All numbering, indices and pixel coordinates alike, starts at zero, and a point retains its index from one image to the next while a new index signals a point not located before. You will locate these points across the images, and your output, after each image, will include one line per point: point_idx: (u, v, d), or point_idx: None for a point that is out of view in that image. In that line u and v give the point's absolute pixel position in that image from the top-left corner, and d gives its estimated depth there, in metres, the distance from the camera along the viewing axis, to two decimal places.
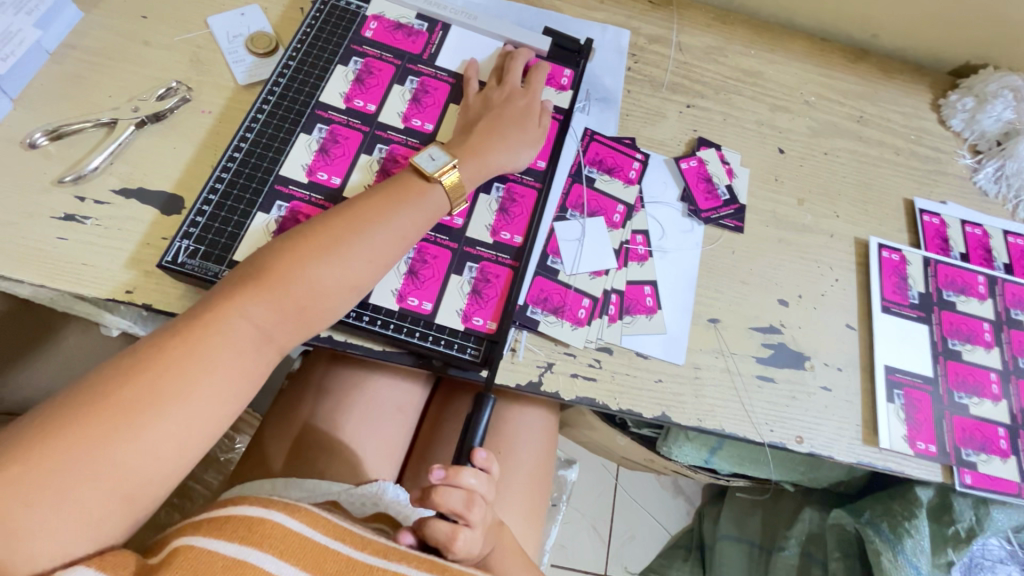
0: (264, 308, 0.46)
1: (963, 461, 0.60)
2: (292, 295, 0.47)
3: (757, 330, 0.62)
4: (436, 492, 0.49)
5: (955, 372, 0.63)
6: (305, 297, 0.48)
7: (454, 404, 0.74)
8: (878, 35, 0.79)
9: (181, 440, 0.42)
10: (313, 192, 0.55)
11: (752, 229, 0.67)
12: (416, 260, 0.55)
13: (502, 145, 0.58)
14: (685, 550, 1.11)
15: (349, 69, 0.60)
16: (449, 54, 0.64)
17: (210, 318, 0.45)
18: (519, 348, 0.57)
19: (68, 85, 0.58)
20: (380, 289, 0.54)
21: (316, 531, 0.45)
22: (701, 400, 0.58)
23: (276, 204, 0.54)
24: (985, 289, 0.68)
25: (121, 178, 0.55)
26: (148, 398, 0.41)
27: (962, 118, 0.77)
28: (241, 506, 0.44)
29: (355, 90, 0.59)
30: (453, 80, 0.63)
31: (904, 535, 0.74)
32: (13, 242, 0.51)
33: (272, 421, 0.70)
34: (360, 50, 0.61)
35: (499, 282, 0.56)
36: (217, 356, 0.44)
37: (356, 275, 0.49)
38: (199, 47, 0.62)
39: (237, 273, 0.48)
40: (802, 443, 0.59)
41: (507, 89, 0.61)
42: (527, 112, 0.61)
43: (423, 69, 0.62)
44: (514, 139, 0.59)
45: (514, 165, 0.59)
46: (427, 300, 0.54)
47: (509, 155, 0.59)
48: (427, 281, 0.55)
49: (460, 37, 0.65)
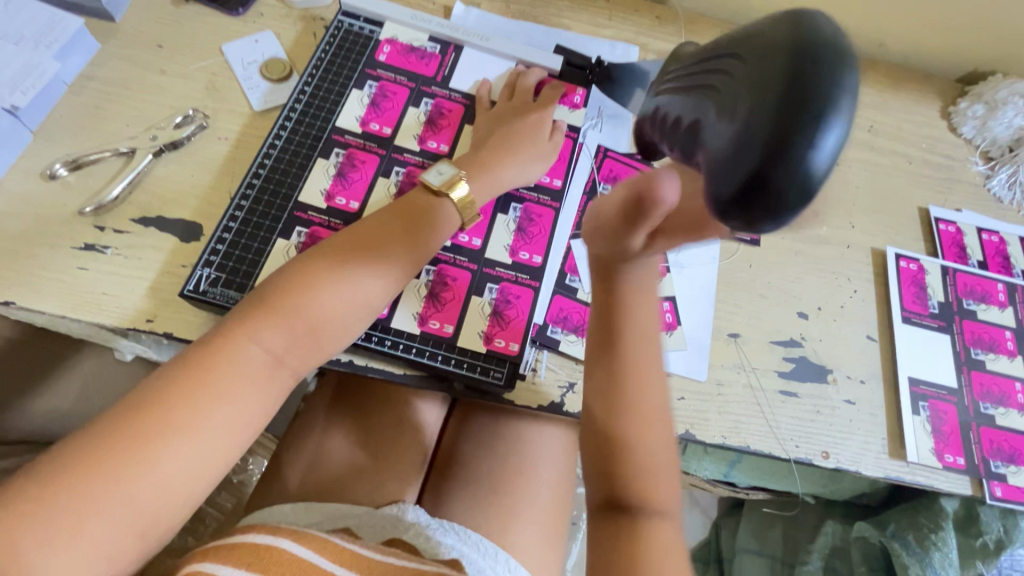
0: (275, 333, 0.46)
1: (992, 473, 0.59)
2: (301, 318, 0.47)
3: (777, 343, 0.62)
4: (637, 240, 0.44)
5: (979, 382, 0.63)
6: (315, 319, 0.47)
7: (471, 424, 0.73)
8: (886, 43, 0.79)
9: (197, 468, 0.42)
10: (331, 216, 0.55)
11: (769, 242, 0.67)
12: (436, 283, 0.55)
13: (514, 160, 0.59)
14: (704, 564, 1.10)
15: (364, 93, 0.61)
16: (463, 76, 0.64)
17: (221, 344, 0.45)
18: (540, 368, 0.57)
19: (86, 116, 0.59)
20: (400, 312, 0.54)
21: (321, 556, 0.47)
22: (724, 416, 0.58)
23: (296, 229, 0.54)
24: (1005, 297, 0.68)
25: (140, 207, 0.56)
26: (164, 426, 0.41)
27: (973, 125, 0.77)
28: (251, 535, 0.46)
29: (371, 114, 0.60)
30: (467, 101, 0.63)
31: (932, 548, 0.73)
32: (35, 274, 0.51)
33: (288, 446, 0.69)
34: (374, 73, 0.62)
35: (520, 302, 0.56)
36: (227, 381, 0.44)
37: (366, 293, 0.49)
38: (214, 74, 0.63)
39: (248, 298, 0.48)
40: (828, 459, 0.58)
41: (518, 107, 0.62)
42: (538, 128, 0.61)
43: (437, 91, 0.63)
44: (525, 154, 0.59)
45: (524, 179, 0.59)
46: (448, 323, 0.54)
47: (519, 169, 0.59)
48: (447, 304, 0.55)
49: (473, 58, 0.65)
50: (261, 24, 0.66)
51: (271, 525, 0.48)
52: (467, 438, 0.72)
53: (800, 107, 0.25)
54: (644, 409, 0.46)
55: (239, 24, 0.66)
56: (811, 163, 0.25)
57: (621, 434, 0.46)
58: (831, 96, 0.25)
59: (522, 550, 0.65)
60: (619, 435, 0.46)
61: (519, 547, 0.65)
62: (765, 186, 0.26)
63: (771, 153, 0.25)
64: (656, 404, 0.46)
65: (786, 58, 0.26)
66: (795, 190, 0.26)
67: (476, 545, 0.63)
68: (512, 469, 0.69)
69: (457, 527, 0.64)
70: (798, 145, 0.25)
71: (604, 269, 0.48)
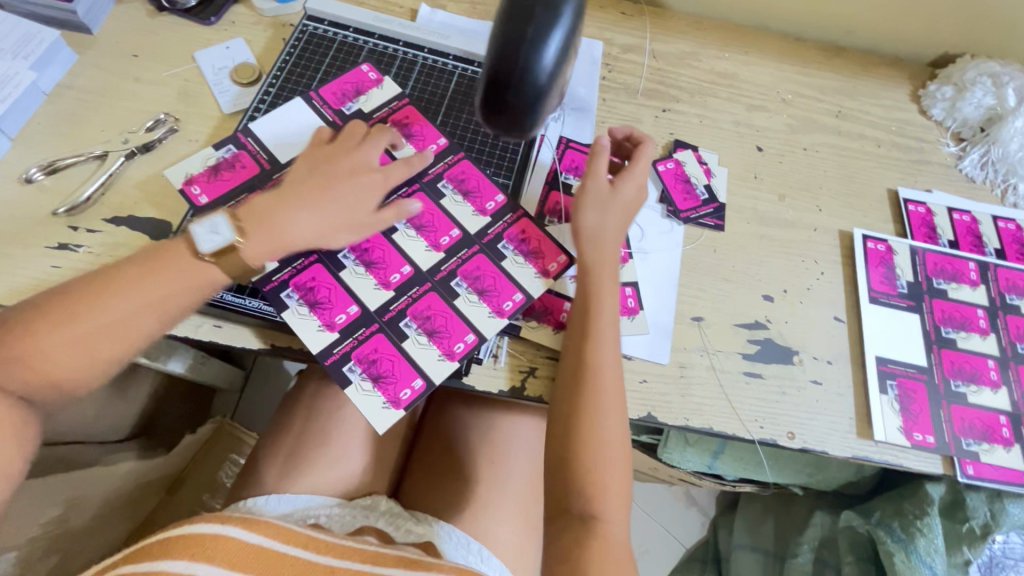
0: (18, 372, 0.44)
1: (964, 451, 0.59)
2: (48, 359, 0.45)
3: (742, 326, 0.62)
4: (617, 186, 0.58)
5: (950, 360, 0.62)
6: (66, 356, 0.45)
7: (447, 415, 0.72)
8: (853, 31, 0.79)
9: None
10: (293, 261, 0.55)
11: (733, 227, 0.67)
12: (420, 305, 0.56)
13: (312, 207, 0.54)
14: (701, 562, 1.07)
15: (216, 154, 0.59)
16: (289, 116, 0.61)
17: None
18: (502, 353, 0.58)
19: (63, 122, 0.61)
20: (414, 337, 0.54)
21: (272, 540, 0.48)
22: (687, 398, 0.58)
23: (285, 290, 0.54)
24: (977, 276, 0.67)
25: (112, 207, 0.58)
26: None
27: (943, 107, 0.76)
28: (194, 526, 0.46)
29: (203, 177, 0.58)
30: (267, 165, 0.59)
31: (917, 535, 0.72)
32: (10, 272, 0.54)
33: (264, 442, 0.70)
34: (240, 139, 0.60)
35: (498, 278, 0.57)
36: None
37: (98, 343, 0.46)
38: (186, 80, 0.65)
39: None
40: (794, 440, 0.58)
41: (357, 160, 0.57)
42: (369, 183, 0.56)
43: (249, 143, 0.60)
44: (325, 205, 0.54)
45: (327, 236, 0.54)
46: (465, 334, 0.55)
47: (312, 215, 0.53)
48: (449, 322, 0.55)
49: (297, 110, 0.62)
50: (232, 32, 0.69)
51: (215, 515, 0.48)
52: (441, 432, 0.72)
53: (530, 15, 0.46)
54: (603, 425, 0.52)
55: (212, 32, 0.69)
56: (541, 61, 0.45)
57: (581, 446, 0.52)
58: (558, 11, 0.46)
59: (496, 540, 0.65)
60: (580, 448, 0.51)
61: (494, 537, 0.65)
62: (510, 81, 0.46)
63: (522, 42, 0.45)
64: (614, 421, 0.52)
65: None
66: (534, 84, 0.46)
67: (449, 535, 0.63)
68: (485, 461, 0.69)
69: (429, 517, 0.64)
70: (533, 41, 0.45)
71: (581, 295, 0.55)
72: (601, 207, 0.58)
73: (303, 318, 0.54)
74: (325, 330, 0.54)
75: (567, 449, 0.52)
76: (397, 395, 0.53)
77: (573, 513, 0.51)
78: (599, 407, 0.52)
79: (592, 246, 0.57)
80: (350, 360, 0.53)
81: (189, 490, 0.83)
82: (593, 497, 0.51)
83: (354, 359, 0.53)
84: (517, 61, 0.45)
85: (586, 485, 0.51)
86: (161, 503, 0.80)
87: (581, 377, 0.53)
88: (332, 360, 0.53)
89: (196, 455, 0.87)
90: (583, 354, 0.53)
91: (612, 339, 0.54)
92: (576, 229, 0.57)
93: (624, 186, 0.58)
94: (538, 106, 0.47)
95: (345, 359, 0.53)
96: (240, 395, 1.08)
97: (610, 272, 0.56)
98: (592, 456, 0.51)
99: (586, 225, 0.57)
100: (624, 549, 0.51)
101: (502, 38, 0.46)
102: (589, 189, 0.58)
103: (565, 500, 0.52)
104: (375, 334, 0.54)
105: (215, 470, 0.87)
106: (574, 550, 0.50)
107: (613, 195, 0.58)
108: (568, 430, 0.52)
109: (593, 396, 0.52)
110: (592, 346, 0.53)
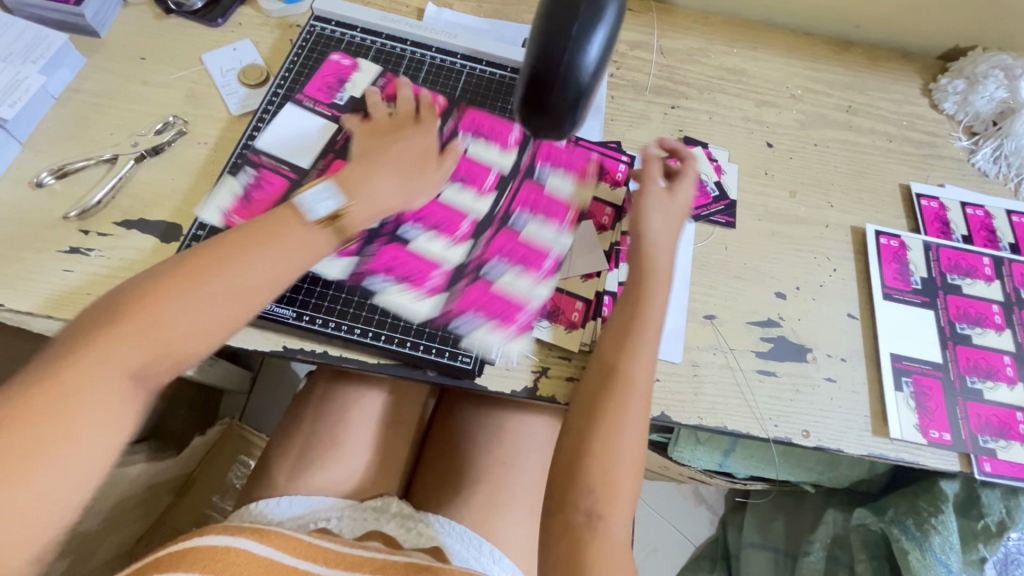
0: (132, 348, 0.42)
1: (981, 448, 0.58)
2: (170, 330, 0.43)
3: (755, 324, 0.62)
4: (673, 189, 0.61)
5: (966, 357, 0.62)
6: (186, 332, 0.44)
7: (457, 415, 0.72)
8: (862, 25, 0.78)
9: (72, 481, 0.39)
10: (364, 251, 0.57)
11: (744, 224, 0.67)
12: (503, 252, 0.59)
13: (394, 173, 0.57)
14: (711, 560, 1.07)
15: (238, 180, 0.58)
16: (293, 124, 0.62)
17: (74, 359, 0.40)
18: (514, 353, 0.58)
19: (72, 126, 0.61)
20: (503, 276, 0.58)
21: (283, 553, 0.48)
22: (700, 397, 0.58)
23: (369, 277, 0.56)
24: (991, 271, 0.66)
25: (123, 211, 0.58)
26: (28, 437, 0.38)
27: (954, 100, 0.76)
28: (207, 537, 0.47)
29: (238, 205, 0.57)
30: (294, 176, 0.59)
31: (932, 532, 0.71)
32: (22, 277, 0.54)
33: (275, 444, 0.69)
34: (255, 159, 0.59)
35: (544, 199, 0.62)
36: (84, 392, 0.40)
37: (225, 306, 0.46)
38: (194, 82, 0.65)
39: (96, 308, 0.43)
40: (809, 438, 0.57)
41: (415, 137, 0.60)
42: (422, 147, 0.60)
43: (264, 161, 0.60)
44: (409, 174, 0.57)
45: (408, 199, 0.57)
46: (547, 261, 0.59)
47: (397, 188, 0.56)
48: (528, 254, 0.59)
49: (295, 114, 0.62)
50: (239, 34, 0.69)
51: (227, 527, 0.48)
52: (451, 432, 0.71)
53: (568, 16, 0.45)
54: (621, 423, 0.52)
55: (219, 34, 0.68)
56: (580, 62, 0.45)
57: (596, 443, 0.51)
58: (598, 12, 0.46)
59: (509, 540, 0.64)
60: (596, 445, 0.51)
61: (506, 538, 0.65)
62: (551, 77, 0.45)
63: (562, 39, 0.45)
64: (635, 421, 0.52)
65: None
66: (579, 80, 0.45)
67: (460, 537, 0.63)
68: (497, 461, 0.68)
69: (441, 518, 0.64)
70: (579, 35, 0.45)
71: (632, 299, 0.56)
72: (662, 211, 0.60)
73: (398, 295, 0.56)
74: (425, 298, 0.56)
75: (582, 447, 0.52)
76: (512, 326, 0.57)
77: (579, 510, 0.50)
78: (624, 405, 0.52)
79: (654, 246, 0.58)
80: (459, 315, 0.56)
81: (198, 492, 0.85)
82: (604, 498, 0.50)
83: (462, 312, 0.56)
84: (557, 61, 0.45)
85: (595, 483, 0.50)
86: (171, 504, 0.84)
87: (614, 373, 0.53)
88: (442, 325, 0.55)
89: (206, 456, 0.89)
90: (615, 364, 0.54)
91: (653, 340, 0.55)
92: (641, 232, 0.59)
93: (679, 188, 0.61)
94: (580, 106, 0.47)
95: (454, 316, 0.56)
96: (249, 395, 1.08)
97: (665, 279, 0.57)
98: (607, 454, 0.51)
99: (649, 227, 0.59)
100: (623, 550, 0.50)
101: (544, 37, 0.46)
102: (648, 194, 0.60)
103: (573, 496, 0.50)
104: (473, 288, 0.57)
105: (224, 471, 0.88)
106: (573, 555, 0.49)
107: (671, 201, 0.60)
108: (585, 426, 0.52)
109: (621, 393, 0.52)
110: (632, 342, 0.54)
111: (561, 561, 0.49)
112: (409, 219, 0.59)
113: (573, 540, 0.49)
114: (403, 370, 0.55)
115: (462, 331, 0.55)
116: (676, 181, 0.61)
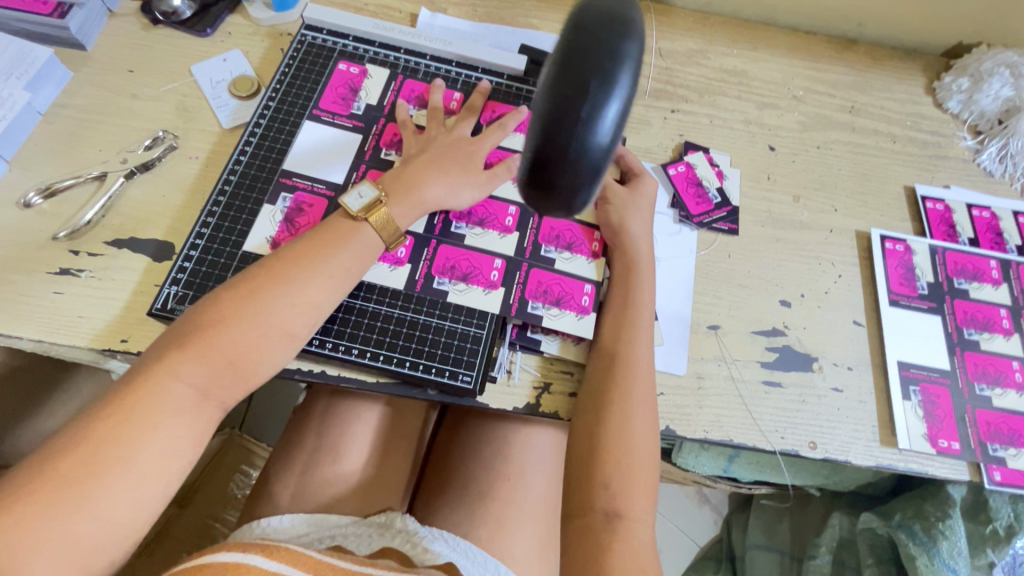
0: (195, 367, 0.45)
1: (991, 457, 0.57)
2: (226, 351, 0.46)
3: (759, 333, 0.61)
4: (639, 184, 0.62)
5: (974, 363, 0.61)
6: (238, 352, 0.46)
7: (460, 430, 0.72)
8: (864, 22, 0.77)
9: (133, 498, 0.41)
10: (422, 257, 0.58)
11: (747, 230, 0.66)
12: (553, 239, 0.60)
13: (441, 172, 0.57)
14: (715, 561, 1.09)
15: (277, 208, 0.58)
16: (322, 142, 0.61)
17: (144, 381, 0.44)
18: (515, 369, 0.57)
19: (60, 142, 0.60)
20: (559, 257, 0.60)
21: (294, 569, 0.44)
22: (705, 410, 0.57)
23: (434, 280, 0.57)
24: (999, 274, 0.65)
25: (114, 229, 0.57)
26: (97, 456, 0.40)
27: (959, 99, 0.74)
28: (218, 554, 0.44)
29: (283, 232, 0.57)
30: (332, 193, 0.59)
31: (940, 537, 0.70)
32: (11, 300, 0.52)
33: (275, 459, 0.68)
34: (289, 183, 0.59)
35: None
36: (155, 413, 0.43)
37: (282, 321, 0.48)
38: (184, 95, 0.64)
39: (173, 331, 0.47)
40: (816, 450, 0.57)
41: (453, 136, 0.60)
42: (458, 140, 0.60)
43: (297, 183, 0.59)
44: (456, 174, 0.58)
45: (453, 200, 0.57)
46: (592, 239, 0.61)
47: (447, 188, 0.57)
48: (574, 236, 0.61)
49: (316, 130, 0.62)
50: (229, 43, 0.67)
51: (241, 542, 0.45)
52: (456, 445, 0.71)
53: (585, 68, 0.30)
54: (625, 439, 0.51)
55: (207, 44, 0.67)
56: (599, 127, 0.30)
57: (603, 445, 0.51)
58: (624, 49, 0.31)
59: (513, 554, 0.63)
60: (601, 461, 0.51)
61: (511, 550, 0.63)
62: (558, 152, 0.30)
63: (577, 95, 0.30)
64: (640, 437, 0.52)
65: (575, 31, 0.31)
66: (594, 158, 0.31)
67: (465, 552, 0.61)
68: (503, 474, 0.67)
69: (448, 533, 0.63)
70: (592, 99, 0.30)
71: (622, 287, 0.57)
72: (633, 207, 0.60)
73: (466, 293, 0.57)
74: (491, 290, 0.57)
75: (591, 451, 0.51)
76: (581, 303, 0.58)
77: (598, 513, 0.50)
78: (629, 397, 0.53)
79: (635, 241, 0.59)
80: (528, 300, 0.57)
81: (201, 503, 0.84)
82: (616, 509, 0.50)
83: (530, 298, 0.57)
84: (571, 122, 0.30)
85: (611, 480, 0.50)
86: (173, 516, 0.81)
87: (611, 390, 0.53)
88: (515, 313, 0.56)
89: (206, 469, 0.88)
90: (612, 357, 0.54)
91: (646, 354, 0.55)
92: (621, 230, 0.59)
93: (642, 182, 0.62)
94: (595, 181, 0.32)
95: (524, 302, 0.57)
96: (249, 402, 1.07)
97: (647, 270, 0.58)
98: (614, 465, 0.51)
99: (626, 226, 0.59)
100: (648, 552, 0.50)
101: (552, 99, 0.30)
102: (614, 195, 0.60)
103: (588, 500, 0.51)
104: (531, 274, 0.59)
105: (225, 482, 0.88)
106: (590, 564, 0.49)
107: (638, 194, 0.61)
108: (594, 422, 0.53)
109: (622, 407, 0.52)
110: (626, 358, 0.54)
111: (577, 562, 0.49)
112: (455, 217, 0.60)
113: (587, 540, 0.50)
114: (402, 388, 0.54)
115: (537, 315, 0.57)
116: (637, 177, 0.63)
